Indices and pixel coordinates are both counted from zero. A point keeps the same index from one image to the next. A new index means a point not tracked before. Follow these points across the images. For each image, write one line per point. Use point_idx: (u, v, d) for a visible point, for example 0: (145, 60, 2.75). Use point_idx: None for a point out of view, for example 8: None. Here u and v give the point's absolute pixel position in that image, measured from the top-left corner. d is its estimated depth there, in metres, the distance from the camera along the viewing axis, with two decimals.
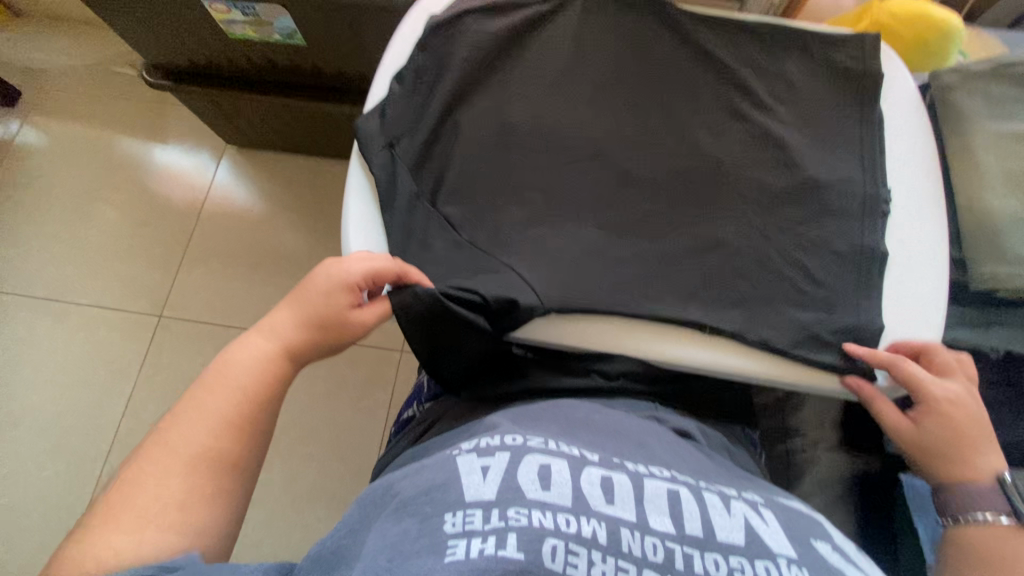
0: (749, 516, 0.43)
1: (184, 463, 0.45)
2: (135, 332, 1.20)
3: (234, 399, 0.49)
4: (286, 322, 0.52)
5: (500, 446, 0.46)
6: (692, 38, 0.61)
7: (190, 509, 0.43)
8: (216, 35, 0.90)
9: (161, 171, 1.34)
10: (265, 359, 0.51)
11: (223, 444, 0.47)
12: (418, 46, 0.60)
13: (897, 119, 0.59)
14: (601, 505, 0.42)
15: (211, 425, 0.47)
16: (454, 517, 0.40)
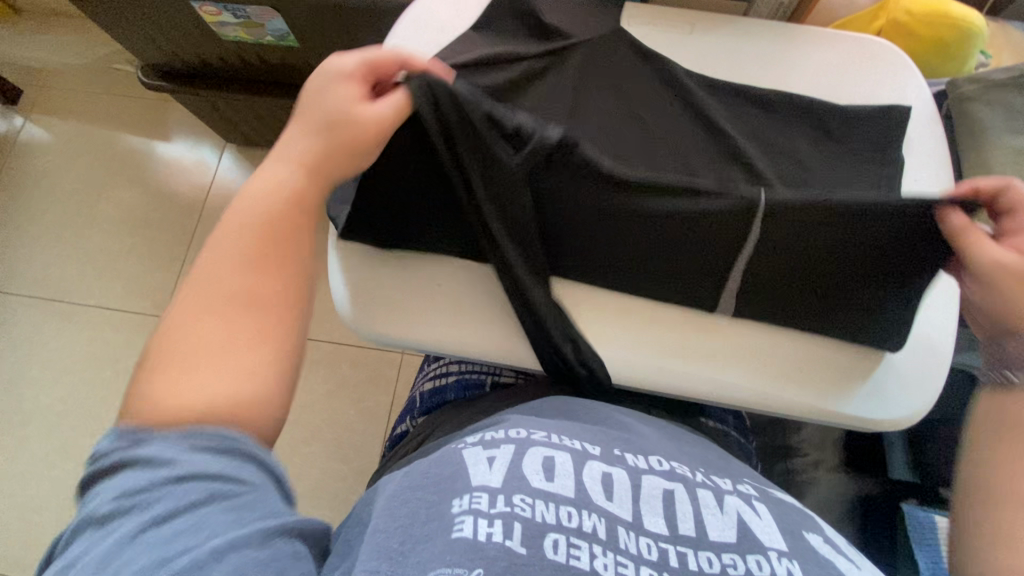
0: (742, 511, 0.42)
1: (200, 333, 0.38)
2: (140, 332, 1.20)
3: (240, 260, 0.41)
4: (282, 174, 0.45)
5: (504, 438, 0.45)
6: (696, 96, 0.54)
7: (222, 377, 0.37)
8: (208, 35, 0.88)
9: (162, 169, 1.33)
10: (278, 195, 0.44)
11: (238, 313, 0.40)
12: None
13: (926, 170, 0.52)
14: (603, 502, 0.41)
15: (223, 288, 0.40)
16: (460, 499, 0.40)
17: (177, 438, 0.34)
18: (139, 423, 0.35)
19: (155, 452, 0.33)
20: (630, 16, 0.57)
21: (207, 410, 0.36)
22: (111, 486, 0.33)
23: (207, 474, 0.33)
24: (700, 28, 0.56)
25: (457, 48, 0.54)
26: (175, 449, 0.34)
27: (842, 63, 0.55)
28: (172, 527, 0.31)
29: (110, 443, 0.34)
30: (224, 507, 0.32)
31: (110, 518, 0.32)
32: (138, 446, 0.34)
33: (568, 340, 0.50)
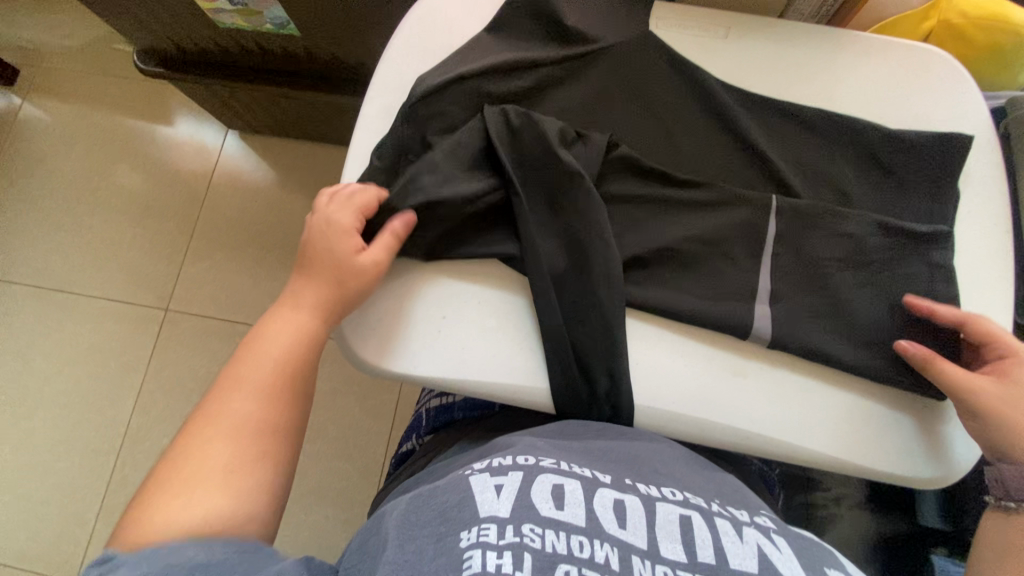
0: (761, 542, 0.38)
1: (205, 467, 0.38)
2: (142, 324, 1.18)
3: (262, 398, 0.41)
4: (291, 325, 0.44)
5: (511, 464, 0.41)
6: (733, 113, 0.49)
7: (207, 516, 0.36)
8: (204, 22, 0.83)
9: (162, 155, 1.29)
10: (302, 342, 0.44)
11: (240, 446, 0.39)
12: (402, 116, 0.48)
13: (980, 199, 0.48)
14: (616, 529, 0.37)
15: (238, 419, 0.40)
16: (469, 531, 0.36)
17: (175, 549, 0.34)
18: (166, 529, 0.35)
19: (139, 561, 0.32)
20: (658, 17, 0.52)
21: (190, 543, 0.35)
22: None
23: (198, 567, 0.32)
24: (736, 31, 0.51)
25: (469, 55, 0.50)
26: (168, 556, 0.33)
27: (894, 76, 0.50)
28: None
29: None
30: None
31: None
32: (120, 565, 0.32)
33: (606, 374, 0.45)
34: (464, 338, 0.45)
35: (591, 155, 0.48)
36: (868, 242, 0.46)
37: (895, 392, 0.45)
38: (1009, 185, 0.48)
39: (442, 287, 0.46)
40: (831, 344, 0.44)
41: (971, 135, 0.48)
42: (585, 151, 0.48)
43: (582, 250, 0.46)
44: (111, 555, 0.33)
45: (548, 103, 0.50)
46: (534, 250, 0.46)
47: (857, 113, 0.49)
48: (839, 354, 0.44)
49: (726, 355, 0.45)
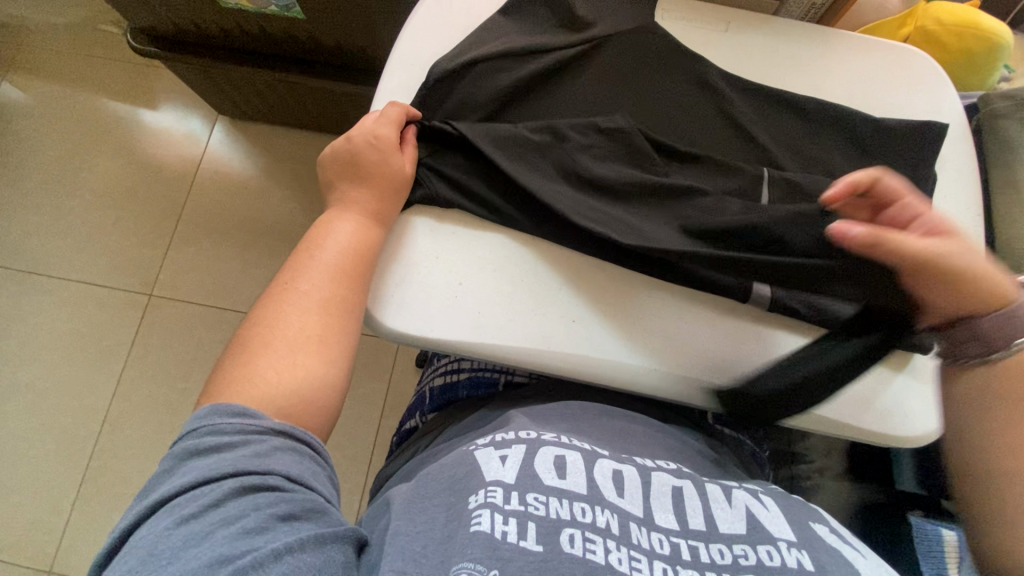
0: (749, 504, 0.41)
1: (295, 336, 0.43)
2: (124, 310, 1.16)
3: (336, 279, 0.45)
4: (355, 224, 0.47)
5: (515, 438, 0.44)
6: (730, 98, 0.52)
7: (302, 373, 0.41)
8: (211, 5, 0.84)
9: (149, 139, 1.27)
10: (371, 231, 0.47)
11: (322, 319, 0.43)
12: (418, 101, 0.51)
13: (951, 185, 0.51)
14: (614, 497, 0.40)
15: (318, 296, 0.44)
16: (476, 494, 0.39)
17: (269, 437, 0.37)
18: (245, 405, 0.39)
19: (244, 448, 0.36)
20: (663, 9, 0.55)
21: (288, 402, 0.40)
22: (200, 468, 0.35)
23: (286, 482, 0.36)
24: (735, 26, 0.55)
25: (484, 36, 0.53)
26: (266, 453, 0.36)
27: (877, 70, 0.54)
28: (244, 522, 0.33)
29: (202, 429, 0.37)
30: (291, 516, 0.35)
31: (193, 495, 0.34)
32: (228, 443, 0.36)
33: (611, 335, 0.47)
34: (480, 302, 0.47)
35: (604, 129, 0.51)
36: None
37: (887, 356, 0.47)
38: (978, 173, 0.52)
39: (462, 252, 0.48)
40: (829, 308, 0.47)
41: (947, 125, 0.52)
42: (598, 127, 0.51)
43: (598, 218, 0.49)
44: (224, 425, 0.37)
45: (559, 85, 0.53)
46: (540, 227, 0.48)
47: (843, 102, 0.53)
48: (835, 319, 0.47)
49: (727, 326, 0.48)
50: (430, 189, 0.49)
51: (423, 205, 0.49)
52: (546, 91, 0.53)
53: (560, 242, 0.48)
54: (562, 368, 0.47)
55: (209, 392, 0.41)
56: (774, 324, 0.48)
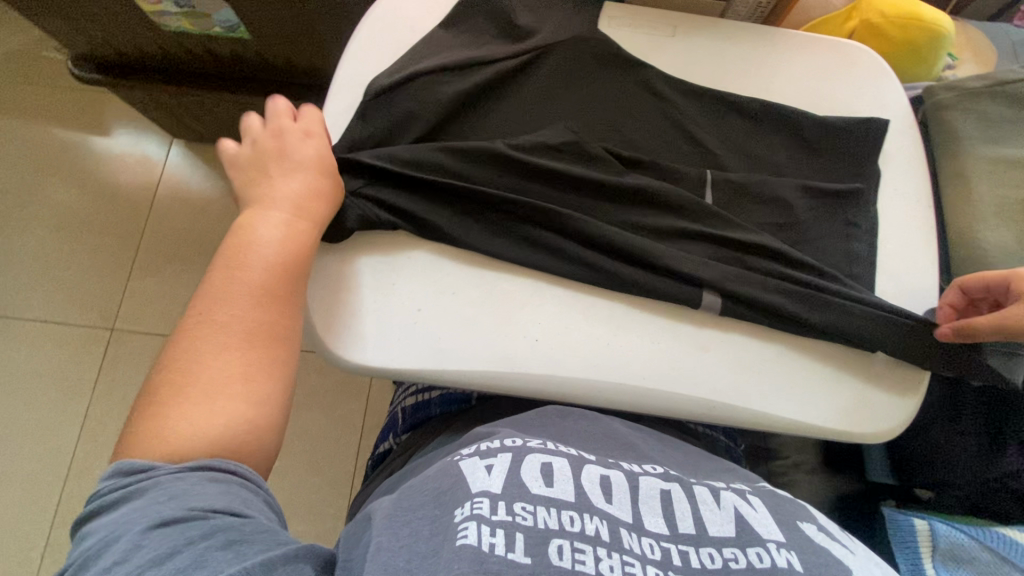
0: (738, 505, 0.40)
1: (214, 368, 0.39)
2: (87, 346, 1.11)
3: (262, 295, 0.42)
4: (279, 232, 0.44)
5: (501, 447, 0.43)
6: (676, 103, 0.52)
7: (233, 397, 0.38)
8: (150, 27, 0.81)
9: (103, 168, 1.22)
10: (295, 237, 0.44)
11: (247, 341, 0.40)
12: (357, 116, 0.49)
13: (900, 178, 0.52)
14: (603, 503, 0.39)
15: (237, 317, 0.41)
16: (462, 506, 0.38)
17: (186, 474, 0.35)
18: (165, 451, 0.36)
19: (158, 490, 0.33)
20: (609, 16, 0.54)
21: (212, 439, 0.37)
22: (109, 523, 0.32)
23: (212, 512, 0.33)
24: (681, 31, 0.54)
25: (423, 52, 0.51)
26: (184, 490, 0.34)
27: (821, 68, 0.54)
28: (173, 560, 0.30)
29: (106, 489, 0.34)
30: (227, 543, 0.32)
31: (107, 551, 0.31)
32: (136, 491, 0.34)
33: (572, 351, 0.46)
34: (441, 329, 0.46)
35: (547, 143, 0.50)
36: (801, 216, 0.50)
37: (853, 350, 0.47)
38: (927, 165, 0.53)
39: (412, 277, 0.47)
40: (786, 311, 0.47)
41: (890, 120, 0.52)
42: (541, 140, 0.50)
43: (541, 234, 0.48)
44: (130, 475, 0.34)
45: (501, 99, 0.52)
46: (482, 246, 0.47)
47: (790, 101, 0.53)
48: (789, 319, 0.47)
49: (689, 332, 0.47)
50: (365, 208, 0.47)
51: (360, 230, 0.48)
52: (490, 104, 0.52)
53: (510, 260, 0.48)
54: (521, 389, 0.46)
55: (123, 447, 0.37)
56: (731, 326, 0.47)
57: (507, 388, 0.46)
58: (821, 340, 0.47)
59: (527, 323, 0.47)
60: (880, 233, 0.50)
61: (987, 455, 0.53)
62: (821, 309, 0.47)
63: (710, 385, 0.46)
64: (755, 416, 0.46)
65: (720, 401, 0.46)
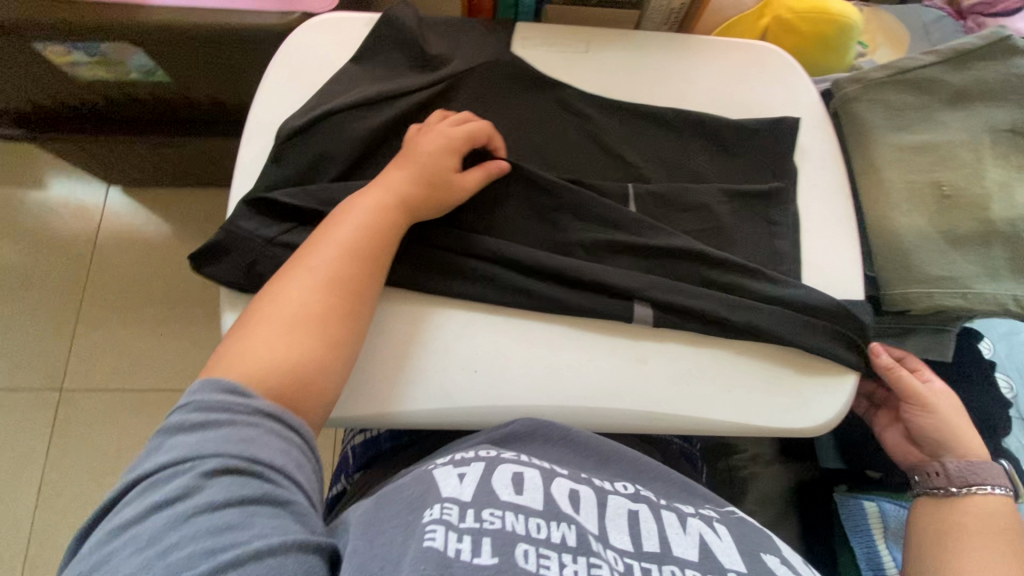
0: (704, 532, 0.39)
1: (298, 315, 0.40)
2: (36, 411, 1.06)
3: (344, 263, 0.42)
4: (366, 212, 0.44)
5: (474, 456, 0.41)
6: (594, 119, 0.52)
7: (299, 355, 0.39)
8: (61, 76, 0.77)
9: (35, 223, 1.16)
10: (383, 220, 0.45)
11: (332, 302, 0.41)
12: (271, 158, 0.48)
13: (818, 172, 0.53)
14: (571, 511, 0.38)
15: (333, 276, 0.42)
16: (431, 509, 0.36)
17: (258, 419, 0.36)
18: (238, 381, 0.37)
19: (230, 431, 0.35)
20: (522, 37, 0.54)
21: (284, 383, 0.38)
22: (184, 445, 0.34)
23: (269, 471, 0.34)
24: (594, 46, 0.55)
25: (336, 89, 0.51)
26: (254, 438, 0.35)
27: (732, 71, 0.55)
28: (224, 515, 0.32)
29: (192, 400, 0.36)
30: (275, 514, 0.33)
31: (175, 476, 0.33)
32: (216, 421, 0.35)
33: (511, 380, 0.46)
34: (377, 364, 0.45)
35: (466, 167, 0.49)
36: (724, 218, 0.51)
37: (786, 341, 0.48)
38: (843, 157, 0.54)
39: None
40: (712, 313, 0.48)
41: (803, 117, 0.54)
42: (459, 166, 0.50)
43: (466, 261, 0.48)
44: (214, 401, 0.36)
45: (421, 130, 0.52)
46: (406, 280, 0.47)
47: (705, 106, 0.54)
48: (720, 323, 0.48)
49: (626, 345, 0.48)
50: (279, 254, 0.46)
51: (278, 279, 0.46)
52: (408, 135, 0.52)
53: (440, 292, 0.47)
54: (461, 422, 0.45)
55: (210, 362, 0.39)
56: (666, 336, 0.48)
57: (448, 422, 0.45)
58: (754, 340, 0.48)
59: (463, 354, 0.46)
60: (802, 228, 0.51)
61: None
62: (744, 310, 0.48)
63: (652, 396, 0.46)
64: (699, 421, 0.46)
65: (664, 412, 0.46)
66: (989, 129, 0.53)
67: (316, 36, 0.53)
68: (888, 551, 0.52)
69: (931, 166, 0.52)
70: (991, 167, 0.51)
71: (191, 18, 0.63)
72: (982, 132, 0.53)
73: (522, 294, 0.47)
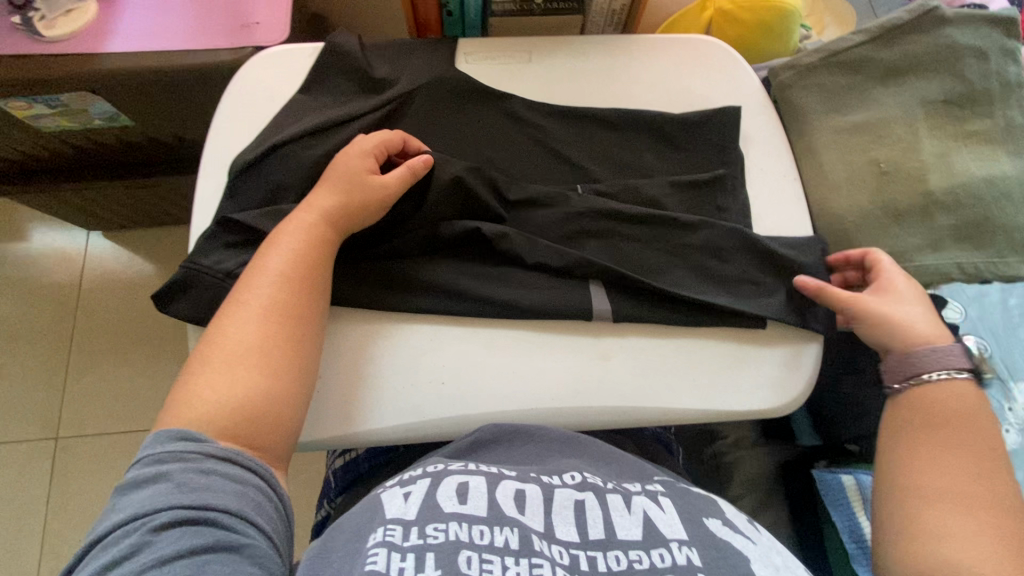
0: (647, 508, 0.40)
1: (242, 351, 0.41)
2: (31, 462, 1.05)
3: (281, 294, 0.43)
4: (296, 239, 0.45)
5: (421, 473, 0.42)
6: (540, 126, 0.54)
7: (245, 390, 0.40)
8: (23, 129, 0.78)
9: (16, 274, 1.16)
10: (315, 245, 0.45)
11: (274, 334, 0.42)
12: (226, 194, 0.50)
13: (765, 157, 0.54)
14: (516, 513, 0.38)
15: (274, 311, 0.43)
16: (375, 532, 0.37)
17: (209, 467, 0.37)
18: (186, 429, 0.38)
19: (181, 481, 0.36)
20: (465, 53, 0.56)
21: (232, 420, 0.39)
22: (136, 503, 0.35)
23: (221, 517, 0.35)
24: (536, 54, 0.56)
25: (286, 120, 0.52)
26: (204, 486, 0.36)
27: (672, 67, 0.56)
28: (175, 567, 0.32)
29: (144, 457, 0.37)
30: (228, 559, 0.34)
31: (127, 534, 0.34)
32: (166, 474, 0.36)
33: (477, 388, 0.47)
34: (337, 388, 0.46)
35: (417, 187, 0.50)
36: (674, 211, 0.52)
37: (740, 323, 0.49)
38: (787, 141, 0.55)
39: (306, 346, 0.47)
40: (666, 300, 0.49)
41: (745, 105, 0.55)
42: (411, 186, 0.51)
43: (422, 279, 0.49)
44: (164, 454, 0.37)
45: None
46: (364, 302, 0.48)
47: (649, 104, 0.55)
48: (677, 313, 0.49)
49: (588, 343, 0.48)
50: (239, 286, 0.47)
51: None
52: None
53: (402, 309, 0.48)
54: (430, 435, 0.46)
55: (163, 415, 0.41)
56: (628, 330, 0.49)
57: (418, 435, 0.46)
58: (711, 327, 0.49)
59: (426, 368, 0.47)
60: (752, 214, 0.53)
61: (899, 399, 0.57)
62: (691, 286, 0.50)
63: (618, 391, 0.47)
64: (668, 412, 0.47)
65: (633, 406, 0.47)
66: (923, 102, 0.54)
67: (263, 70, 0.54)
68: (870, 523, 0.53)
69: (869, 143, 0.54)
70: (926, 140, 0.53)
71: (144, 61, 0.64)
72: (916, 106, 0.54)
73: (477, 305, 0.48)
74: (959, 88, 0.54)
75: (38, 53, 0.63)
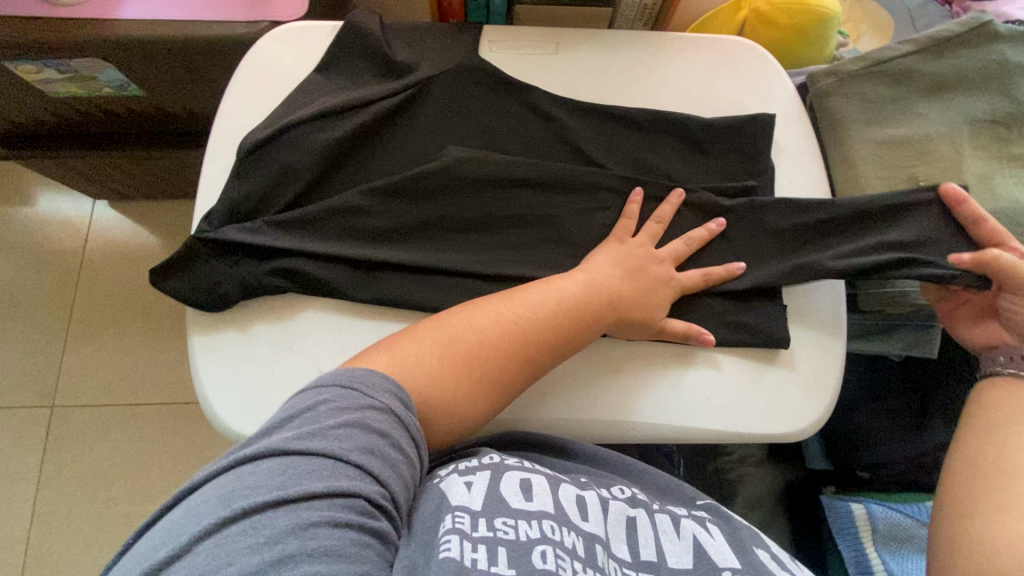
0: (697, 533, 0.39)
1: (472, 356, 0.40)
2: (28, 428, 1.05)
3: (532, 332, 0.42)
4: (570, 284, 0.45)
5: (478, 463, 0.39)
6: (565, 122, 0.51)
7: (457, 403, 0.39)
8: (33, 93, 0.76)
9: (21, 238, 1.15)
10: (578, 308, 0.44)
11: (506, 361, 0.41)
12: (233, 174, 0.48)
13: (796, 168, 0.52)
14: (579, 519, 0.37)
15: (517, 348, 0.42)
16: (442, 519, 0.35)
17: (403, 447, 0.35)
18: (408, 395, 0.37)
19: (381, 444, 0.33)
20: (491, 40, 0.53)
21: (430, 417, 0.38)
22: (336, 440, 0.32)
23: (389, 506, 0.33)
24: (564, 46, 0.54)
25: (300, 101, 0.50)
26: (394, 460, 0.34)
27: (705, 68, 0.54)
28: (344, 538, 0.30)
29: (353, 391, 0.35)
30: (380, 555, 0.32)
31: (315, 472, 0.31)
32: (369, 427, 0.34)
33: None
34: None
35: (438, 176, 0.48)
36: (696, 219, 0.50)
37: (759, 340, 0.47)
38: (821, 152, 0.53)
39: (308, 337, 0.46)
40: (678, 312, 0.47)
41: (779, 112, 0.53)
42: (433, 176, 0.48)
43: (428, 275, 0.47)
44: (374, 403, 0.35)
45: (390, 139, 0.51)
46: (366, 293, 0.46)
47: (678, 105, 0.53)
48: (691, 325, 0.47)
49: (603, 353, 0.47)
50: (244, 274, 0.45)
51: (248, 298, 0.46)
52: (375, 145, 0.51)
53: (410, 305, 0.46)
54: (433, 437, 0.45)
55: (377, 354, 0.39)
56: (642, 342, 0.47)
57: None
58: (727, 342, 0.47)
59: None
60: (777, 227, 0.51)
61: (911, 434, 0.58)
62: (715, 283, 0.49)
63: (632, 405, 0.45)
64: (681, 431, 0.45)
65: (648, 421, 0.45)
66: (968, 120, 0.52)
67: (277, 45, 0.52)
68: (876, 555, 0.52)
69: (907, 161, 0.51)
70: (970, 159, 0.51)
71: (157, 30, 0.62)
72: (960, 124, 0.52)
73: None
74: (1008, 106, 0.52)
75: (48, 15, 0.62)
